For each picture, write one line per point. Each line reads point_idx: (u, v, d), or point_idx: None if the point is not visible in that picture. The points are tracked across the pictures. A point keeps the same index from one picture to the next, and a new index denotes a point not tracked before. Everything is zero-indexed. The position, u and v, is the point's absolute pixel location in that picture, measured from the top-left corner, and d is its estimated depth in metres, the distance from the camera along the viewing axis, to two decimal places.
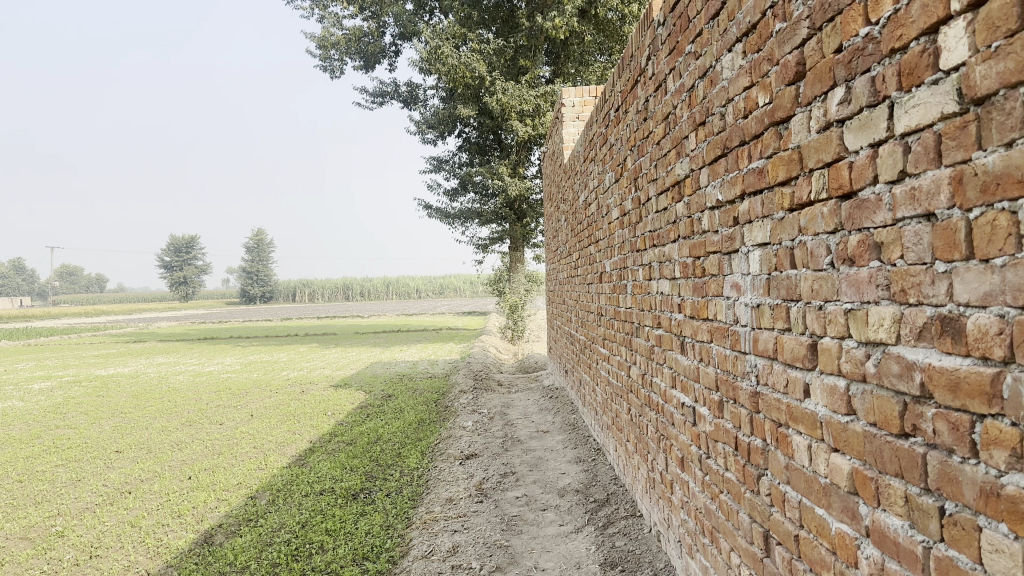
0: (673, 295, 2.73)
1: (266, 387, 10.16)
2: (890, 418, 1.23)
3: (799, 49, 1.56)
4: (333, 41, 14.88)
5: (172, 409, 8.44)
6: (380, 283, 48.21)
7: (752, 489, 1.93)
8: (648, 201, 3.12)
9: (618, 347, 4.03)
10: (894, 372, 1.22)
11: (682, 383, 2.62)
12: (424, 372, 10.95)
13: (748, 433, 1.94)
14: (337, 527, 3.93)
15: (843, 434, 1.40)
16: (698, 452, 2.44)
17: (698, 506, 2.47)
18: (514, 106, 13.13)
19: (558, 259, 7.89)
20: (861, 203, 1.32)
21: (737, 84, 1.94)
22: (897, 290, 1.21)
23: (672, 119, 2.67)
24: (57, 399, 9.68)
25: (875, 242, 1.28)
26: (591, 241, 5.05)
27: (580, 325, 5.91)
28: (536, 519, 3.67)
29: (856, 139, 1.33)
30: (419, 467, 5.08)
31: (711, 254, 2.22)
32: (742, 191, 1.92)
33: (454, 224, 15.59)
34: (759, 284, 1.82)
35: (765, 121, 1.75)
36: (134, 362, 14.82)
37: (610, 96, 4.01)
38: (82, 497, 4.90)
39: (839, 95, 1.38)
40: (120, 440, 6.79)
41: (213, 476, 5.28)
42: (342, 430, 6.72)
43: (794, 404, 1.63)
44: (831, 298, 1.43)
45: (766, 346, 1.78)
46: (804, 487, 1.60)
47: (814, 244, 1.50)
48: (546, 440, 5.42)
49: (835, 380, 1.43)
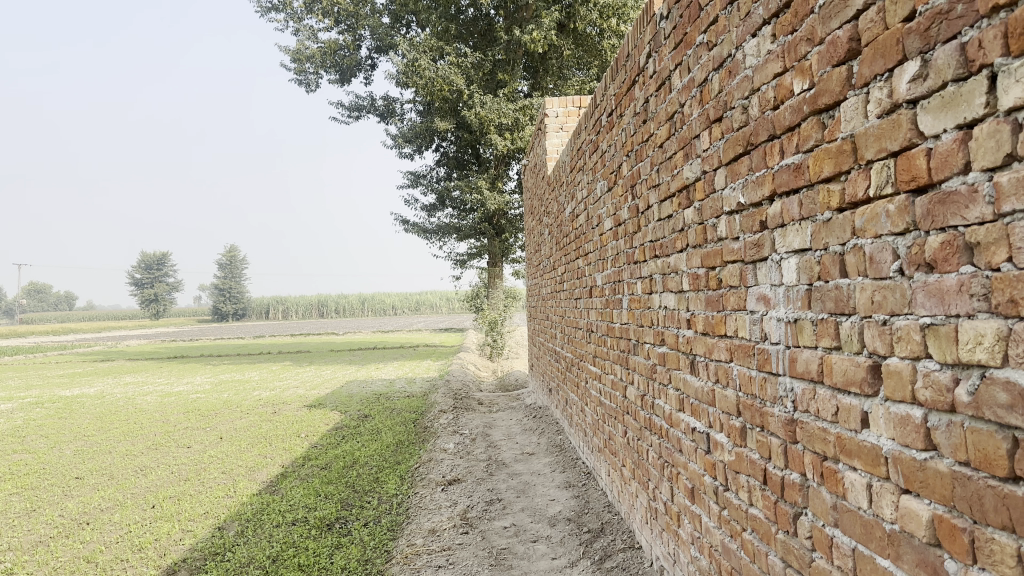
0: (681, 310, 2.51)
1: (237, 407, 9.78)
2: (992, 458, 1.01)
3: (850, 24, 1.35)
4: (307, 54, 14.66)
5: (138, 432, 8.04)
6: (354, 303, 47.79)
7: (786, 530, 1.70)
8: (648, 208, 2.90)
9: (612, 366, 3.79)
10: (999, 401, 1.00)
11: (692, 406, 2.39)
12: (401, 391, 10.64)
13: (782, 466, 1.71)
14: (310, 562, 3.64)
15: (919, 474, 1.17)
16: (713, 483, 2.21)
17: (713, 544, 2.23)
18: (493, 119, 12.92)
19: (539, 273, 7.69)
20: (945, 197, 1.10)
21: (765, 72, 1.73)
22: (1001, 301, 0.99)
23: (679, 119, 2.45)
24: (17, 421, 9.21)
25: (965, 243, 1.06)
26: (578, 254, 4.84)
27: (566, 341, 5.69)
28: (526, 552, 3.41)
29: (938, 121, 1.12)
30: (398, 494, 4.81)
31: (730, 263, 2.00)
32: (772, 192, 1.71)
33: (431, 240, 15.34)
34: (797, 296, 1.59)
35: (804, 110, 1.53)
36: (100, 381, 14.30)
37: (601, 100, 3.81)
38: (35, 530, 4.55)
39: (911, 70, 1.18)
40: (80, 465, 6.41)
41: (178, 505, 4.96)
42: (316, 454, 6.41)
43: (847, 436, 1.40)
44: (900, 312, 1.21)
45: (807, 367, 1.55)
46: (860, 533, 1.37)
47: (875, 248, 1.29)
48: (532, 463, 5.16)
49: (907, 409, 1.20)
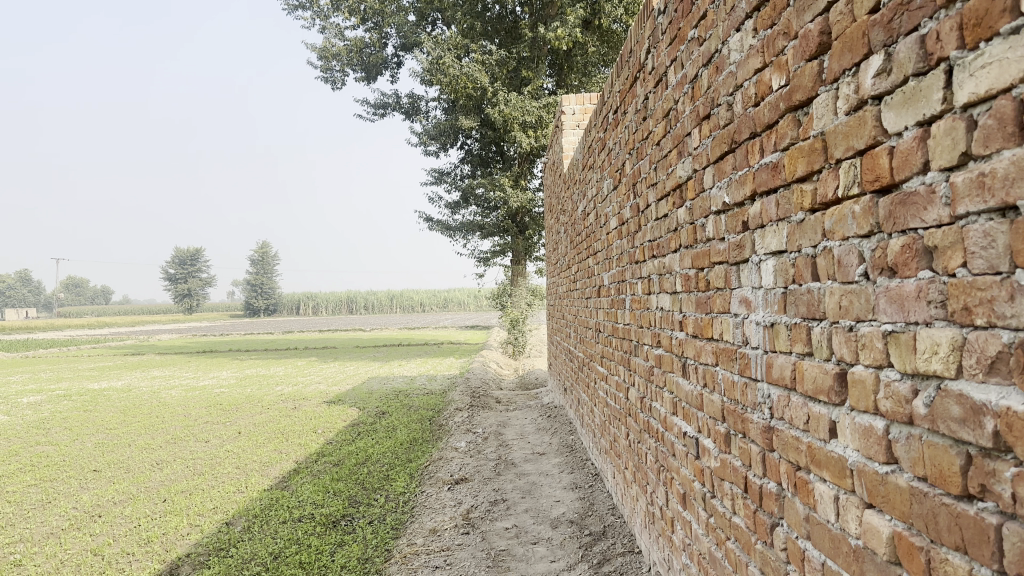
0: (674, 311, 2.45)
1: (258, 402, 9.86)
2: (947, 474, 0.95)
3: (822, 16, 1.29)
4: (333, 52, 14.75)
5: (159, 425, 8.14)
6: (383, 300, 48.03)
7: (764, 540, 1.64)
8: (647, 208, 2.85)
9: (617, 366, 3.73)
10: (953, 415, 0.94)
11: (684, 410, 2.34)
12: (421, 388, 10.65)
13: (761, 474, 1.65)
14: (311, 560, 3.63)
15: (880, 488, 1.12)
16: (702, 489, 2.15)
17: (701, 552, 2.17)
18: (517, 117, 12.86)
19: (557, 271, 7.64)
20: (905, 198, 1.05)
21: (747, 67, 1.67)
22: (956, 308, 0.93)
23: (673, 116, 2.39)
24: (44, 414, 9.38)
25: (924, 247, 1.01)
26: (589, 253, 4.78)
27: (578, 341, 5.63)
28: (525, 554, 3.37)
29: (900, 118, 1.06)
30: (405, 492, 4.80)
31: (717, 265, 1.95)
32: (752, 191, 1.65)
33: (455, 237, 15.35)
34: (774, 300, 1.54)
35: (780, 107, 1.48)
36: (128, 375, 14.52)
37: (607, 96, 3.75)
38: (48, 522, 4.62)
39: (876, 64, 1.12)
40: (99, 458, 6.50)
41: (189, 499, 5.00)
42: (330, 450, 6.44)
43: (817, 445, 1.34)
44: (865, 318, 1.16)
45: (782, 373, 1.50)
46: (829, 547, 1.32)
47: (843, 250, 1.23)
48: (541, 463, 5.13)
49: (870, 420, 1.15)
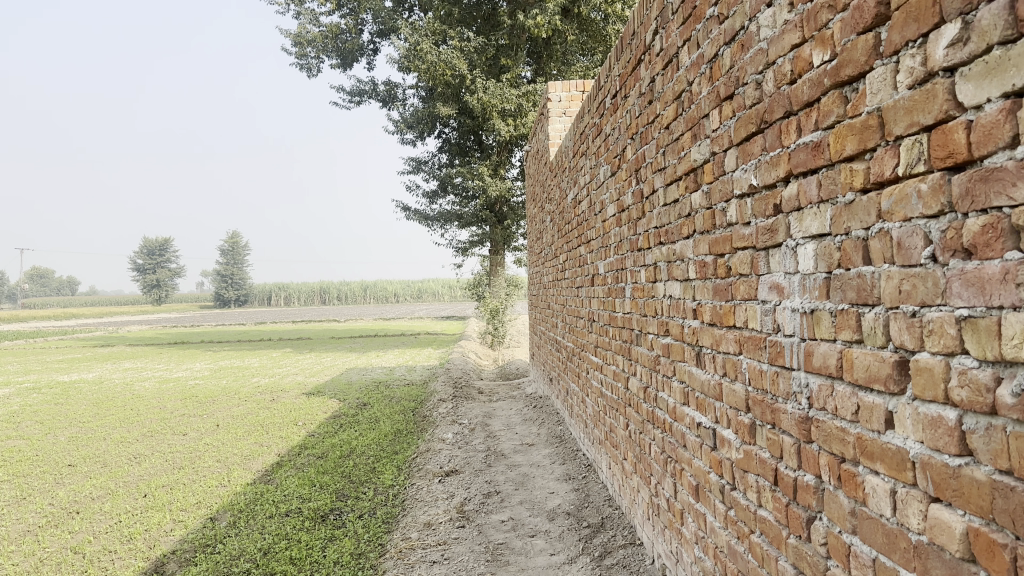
0: (686, 298, 2.40)
1: (234, 394, 9.69)
2: None
3: None
4: (308, 38, 14.50)
5: (133, 419, 7.95)
6: (357, 290, 47.71)
7: (798, 534, 1.59)
8: (653, 193, 2.78)
9: (614, 356, 3.68)
10: None
11: (698, 400, 2.28)
12: (401, 379, 10.53)
13: (795, 466, 1.60)
14: (302, 555, 3.54)
15: (951, 481, 1.07)
16: (719, 481, 2.10)
17: (718, 545, 2.12)
18: (496, 105, 12.74)
19: (541, 260, 7.57)
20: (988, 175, 0.98)
21: (781, 43, 1.60)
22: None
23: (687, 97, 2.33)
24: (12, 407, 9.13)
25: (1011, 226, 0.94)
26: (580, 241, 4.72)
27: (567, 330, 5.57)
28: (523, 547, 3.31)
29: (981, 89, 1.00)
30: (394, 485, 4.71)
31: (740, 250, 1.89)
32: (788, 172, 1.59)
33: (432, 227, 15.22)
34: (814, 285, 1.48)
35: (824, 82, 1.41)
36: (99, 367, 14.20)
37: (605, 81, 3.68)
38: (23, 519, 4.46)
39: (949, 34, 1.05)
40: (74, 452, 6.32)
41: (170, 494, 4.87)
42: (313, 442, 6.32)
43: (868, 436, 1.29)
44: (932, 302, 1.10)
45: (825, 361, 1.44)
46: (882, 542, 1.26)
47: (905, 232, 1.17)
48: (532, 454, 5.06)
49: (938, 410, 1.09)
